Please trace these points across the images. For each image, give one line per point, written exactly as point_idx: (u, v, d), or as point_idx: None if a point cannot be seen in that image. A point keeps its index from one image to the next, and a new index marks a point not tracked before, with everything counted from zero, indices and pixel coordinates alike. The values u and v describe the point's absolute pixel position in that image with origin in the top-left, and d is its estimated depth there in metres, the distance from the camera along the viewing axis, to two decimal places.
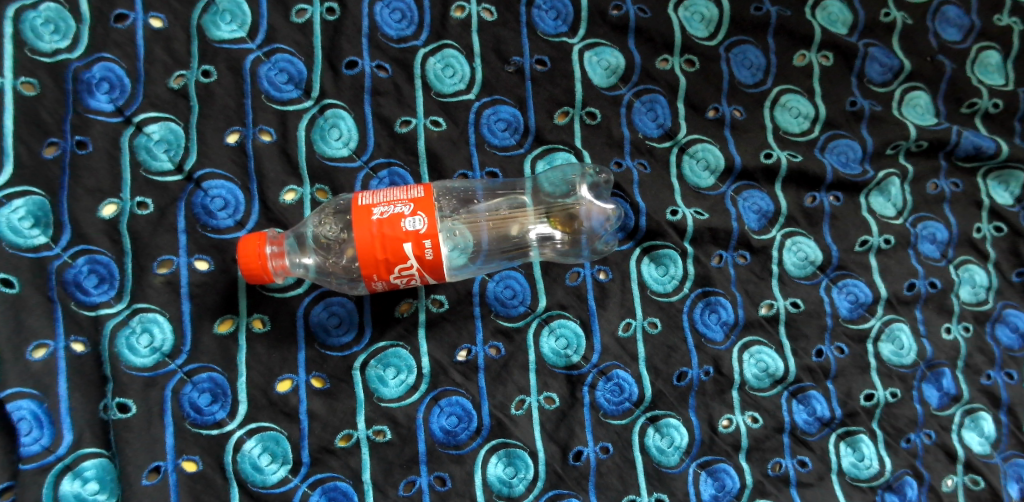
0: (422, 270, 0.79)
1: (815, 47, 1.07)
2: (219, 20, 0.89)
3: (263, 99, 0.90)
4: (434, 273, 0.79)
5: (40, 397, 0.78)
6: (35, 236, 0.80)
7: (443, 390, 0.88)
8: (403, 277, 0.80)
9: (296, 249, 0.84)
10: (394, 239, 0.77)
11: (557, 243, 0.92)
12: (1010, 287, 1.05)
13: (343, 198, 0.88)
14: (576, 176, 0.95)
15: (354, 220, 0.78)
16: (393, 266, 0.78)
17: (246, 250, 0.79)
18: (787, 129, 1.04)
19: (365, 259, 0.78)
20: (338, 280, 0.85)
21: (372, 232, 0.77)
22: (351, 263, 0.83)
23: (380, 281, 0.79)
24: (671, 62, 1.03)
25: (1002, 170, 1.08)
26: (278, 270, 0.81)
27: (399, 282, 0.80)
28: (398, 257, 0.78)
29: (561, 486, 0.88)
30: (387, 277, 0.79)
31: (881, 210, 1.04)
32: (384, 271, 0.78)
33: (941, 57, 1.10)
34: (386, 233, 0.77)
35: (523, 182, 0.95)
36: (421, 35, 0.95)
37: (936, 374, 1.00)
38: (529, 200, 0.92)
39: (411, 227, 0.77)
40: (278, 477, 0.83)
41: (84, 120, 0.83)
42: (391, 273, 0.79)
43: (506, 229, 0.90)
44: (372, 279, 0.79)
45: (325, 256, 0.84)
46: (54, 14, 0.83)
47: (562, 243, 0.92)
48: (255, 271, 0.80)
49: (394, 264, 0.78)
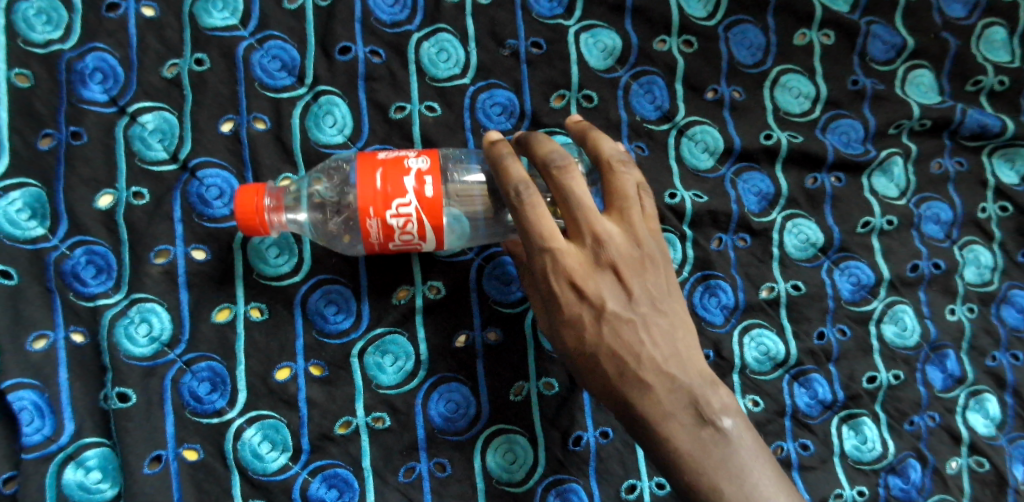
0: (422, 211, 0.75)
1: (816, 25, 1.05)
2: (211, 7, 0.89)
3: (256, 86, 0.89)
4: (435, 217, 0.76)
5: (41, 387, 0.79)
6: (33, 228, 0.81)
7: (441, 377, 0.88)
8: (401, 218, 0.75)
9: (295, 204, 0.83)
10: (396, 173, 0.76)
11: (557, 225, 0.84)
12: (1017, 267, 1.04)
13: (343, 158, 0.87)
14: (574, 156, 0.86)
15: (358, 159, 0.77)
16: (393, 199, 0.75)
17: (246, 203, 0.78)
18: (787, 110, 1.03)
19: (362, 191, 0.75)
20: (334, 238, 0.83)
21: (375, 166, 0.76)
22: (347, 216, 0.80)
23: (376, 220, 0.75)
24: (669, 43, 1.01)
25: (1007, 148, 1.07)
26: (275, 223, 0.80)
27: (396, 227, 0.76)
28: (399, 190, 0.75)
29: (562, 472, 0.88)
30: (384, 215, 0.75)
31: (883, 191, 1.03)
32: (381, 206, 0.75)
33: (945, 34, 1.08)
34: (390, 168, 0.76)
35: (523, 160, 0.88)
36: (415, 19, 0.94)
37: (940, 356, 0.99)
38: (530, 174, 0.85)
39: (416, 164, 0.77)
40: (278, 464, 0.84)
41: (79, 111, 0.84)
42: (389, 209, 0.75)
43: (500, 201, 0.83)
44: (367, 216, 0.75)
45: (322, 215, 0.82)
46: (46, 4, 0.84)
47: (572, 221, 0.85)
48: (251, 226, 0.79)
49: (394, 199, 0.75)
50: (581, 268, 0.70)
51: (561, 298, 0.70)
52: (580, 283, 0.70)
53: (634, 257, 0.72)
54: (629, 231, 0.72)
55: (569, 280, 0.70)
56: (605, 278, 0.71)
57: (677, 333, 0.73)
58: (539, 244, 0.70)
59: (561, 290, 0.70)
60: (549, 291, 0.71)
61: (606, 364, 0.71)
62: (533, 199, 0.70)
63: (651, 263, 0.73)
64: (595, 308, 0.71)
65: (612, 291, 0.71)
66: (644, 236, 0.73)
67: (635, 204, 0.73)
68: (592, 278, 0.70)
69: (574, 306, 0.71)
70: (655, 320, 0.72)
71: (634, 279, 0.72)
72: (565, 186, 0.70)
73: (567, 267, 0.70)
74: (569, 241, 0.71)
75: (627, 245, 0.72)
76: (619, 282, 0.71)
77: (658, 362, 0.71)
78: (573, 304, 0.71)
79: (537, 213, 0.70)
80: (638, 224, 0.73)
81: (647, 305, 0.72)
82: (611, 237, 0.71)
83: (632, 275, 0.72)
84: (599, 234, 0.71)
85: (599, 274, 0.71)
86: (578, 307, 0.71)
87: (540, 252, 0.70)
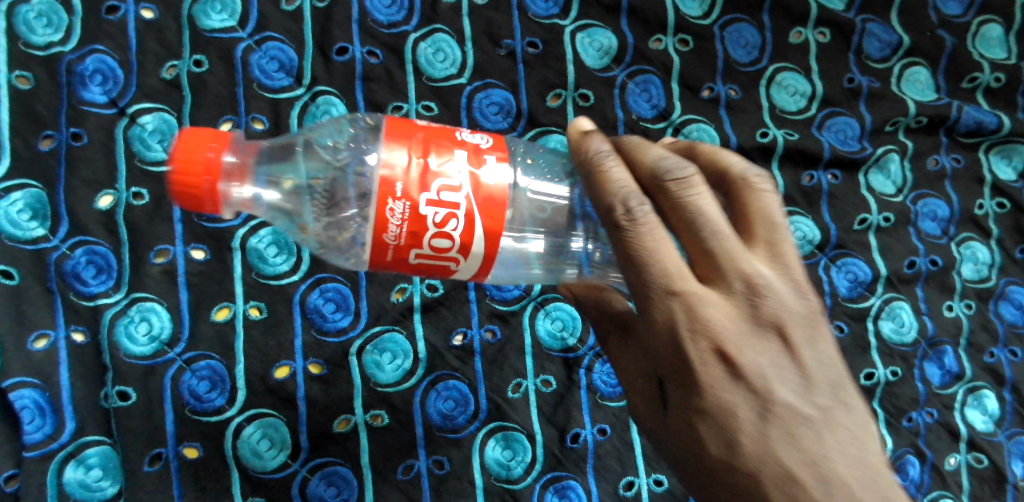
0: (471, 203, 0.59)
1: (811, 24, 1.06)
2: (209, 9, 0.90)
3: (254, 87, 0.89)
4: (489, 216, 0.59)
5: (42, 386, 0.79)
6: (33, 228, 0.82)
7: (439, 375, 0.89)
8: (439, 209, 0.59)
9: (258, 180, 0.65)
10: (443, 144, 0.61)
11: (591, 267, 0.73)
12: (1014, 264, 1.04)
13: (328, 132, 0.71)
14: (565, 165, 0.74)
15: (391, 122, 0.61)
16: (436, 183, 0.59)
17: (185, 151, 0.61)
18: (783, 108, 1.03)
19: (393, 164, 0.59)
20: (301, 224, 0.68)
21: (412, 137, 0.60)
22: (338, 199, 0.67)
23: (399, 203, 0.58)
24: (665, 42, 1.02)
25: (1004, 144, 1.07)
26: (224, 196, 0.62)
27: (427, 216, 0.59)
28: (444, 172, 0.60)
29: (560, 469, 0.89)
30: (414, 199, 0.58)
31: (880, 188, 1.03)
32: (416, 190, 0.59)
33: (941, 32, 1.09)
34: (431, 141, 0.61)
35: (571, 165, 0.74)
36: (411, 20, 0.95)
37: (938, 353, 0.99)
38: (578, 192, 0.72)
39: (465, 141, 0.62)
40: (277, 462, 0.84)
41: (79, 112, 0.84)
42: (425, 194, 0.59)
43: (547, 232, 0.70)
44: (389, 198, 0.58)
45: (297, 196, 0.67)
46: (46, 7, 0.85)
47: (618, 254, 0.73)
48: (184, 187, 0.61)
49: (437, 181, 0.59)
50: (726, 329, 0.57)
51: (700, 369, 0.57)
52: (729, 351, 0.57)
53: (798, 317, 0.58)
54: (784, 276, 0.59)
55: (715, 344, 0.57)
56: (761, 343, 0.57)
57: (864, 433, 0.58)
58: (664, 286, 0.57)
59: (700, 352, 0.57)
60: (677, 349, 0.58)
61: (758, 469, 0.56)
62: (649, 220, 0.57)
63: (821, 328, 0.59)
64: (757, 397, 0.57)
65: (770, 360, 0.58)
66: (806, 283, 0.60)
67: (786, 239, 0.60)
68: (744, 341, 0.57)
69: (725, 390, 0.57)
70: (837, 411, 0.58)
71: (804, 345, 0.58)
72: (694, 211, 0.57)
73: (710, 322, 0.57)
74: (707, 286, 0.58)
75: (785, 293, 0.58)
76: (785, 349, 0.58)
77: (850, 486, 0.56)
78: (718, 382, 0.57)
79: (660, 247, 0.57)
80: (796, 263, 0.60)
81: (826, 395, 0.58)
82: (765, 283, 0.58)
83: (799, 339, 0.58)
84: (748, 276, 0.57)
85: (752, 336, 0.57)
86: (729, 390, 0.57)
87: (665, 296, 0.57)
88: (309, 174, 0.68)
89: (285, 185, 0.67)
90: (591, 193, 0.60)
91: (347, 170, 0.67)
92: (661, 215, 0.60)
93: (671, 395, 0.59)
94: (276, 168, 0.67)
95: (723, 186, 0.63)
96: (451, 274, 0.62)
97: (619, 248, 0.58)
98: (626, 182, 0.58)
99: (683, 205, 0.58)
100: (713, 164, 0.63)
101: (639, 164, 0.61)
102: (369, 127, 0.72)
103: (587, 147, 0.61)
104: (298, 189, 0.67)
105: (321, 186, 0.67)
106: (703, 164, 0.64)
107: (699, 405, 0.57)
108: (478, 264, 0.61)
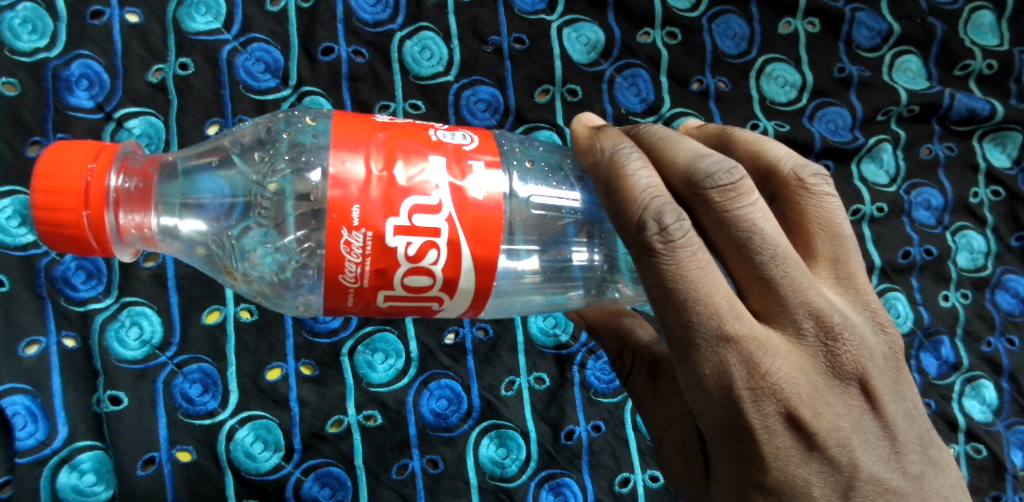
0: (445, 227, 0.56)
1: (800, 14, 1.05)
2: (194, 12, 0.89)
3: (240, 89, 0.89)
4: (478, 241, 0.56)
5: (34, 392, 0.80)
6: (23, 235, 0.82)
7: (431, 374, 0.88)
8: (417, 241, 0.56)
9: (166, 207, 0.61)
10: (409, 156, 0.57)
11: (594, 285, 0.69)
12: (1010, 252, 1.04)
13: (252, 135, 0.65)
14: (563, 173, 0.69)
15: (340, 128, 0.57)
16: (403, 202, 0.56)
17: (47, 184, 0.56)
18: (774, 99, 1.03)
19: (359, 184, 0.55)
20: (221, 249, 0.62)
21: (370, 143, 0.57)
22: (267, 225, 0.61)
23: (366, 233, 0.55)
24: (653, 35, 1.01)
25: (997, 131, 1.07)
26: (113, 235, 0.59)
27: (396, 248, 0.56)
28: (411, 186, 0.56)
29: (555, 466, 0.89)
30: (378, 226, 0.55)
31: (873, 178, 1.03)
32: (379, 215, 0.55)
33: (931, 19, 1.08)
34: (389, 147, 0.57)
35: (574, 165, 0.70)
36: (397, 19, 0.94)
37: (934, 343, 0.98)
38: (582, 198, 0.67)
39: (442, 142, 0.59)
40: (271, 464, 0.84)
41: (65, 118, 0.84)
42: (397, 225, 0.55)
43: (545, 243, 0.66)
44: (344, 227, 0.55)
45: (221, 222, 0.61)
46: (31, 14, 0.85)
47: (621, 265, 0.69)
48: (59, 233, 0.57)
49: (404, 201, 0.56)
50: (797, 379, 0.54)
51: (763, 437, 0.54)
52: (803, 415, 0.54)
53: (879, 361, 0.57)
54: (855, 311, 0.58)
55: (785, 407, 0.54)
56: (842, 398, 0.55)
57: (957, 495, 0.58)
58: (721, 330, 0.52)
59: (772, 405, 0.54)
60: (738, 403, 0.53)
61: None
62: (687, 247, 0.52)
63: (898, 370, 0.58)
64: (846, 473, 0.55)
65: (850, 420, 0.56)
66: (882, 316, 0.59)
67: (852, 260, 0.59)
68: (820, 401, 0.55)
69: (798, 465, 0.55)
70: (929, 476, 0.57)
71: (889, 399, 0.57)
72: (747, 229, 0.54)
73: (778, 374, 0.53)
74: (770, 328, 0.55)
75: (862, 329, 0.57)
76: (868, 406, 0.56)
77: None
78: (791, 456, 0.54)
79: (720, 288, 0.53)
80: (868, 292, 0.59)
81: (917, 453, 0.57)
82: (838, 322, 0.55)
83: (884, 392, 0.57)
84: (821, 319, 0.55)
85: (830, 392, 0.55)
86: (802, 464, 0.55)
87: (721, 340, 0.53)
88: (229, 190, 0.62)
89: (204, 209, 0.62)
90: (613, 203, 0.56)
91: (270, 185, 0.61)
92: (702, 232, 0.57)
93: (719, 466, 0.56)
94: (186, 188, 0.62)
95: (778, 198, 0.61)
96: (434, 313, 0.60)
97: (656, 278, 0.53)
98: (653, 186, 0.55)
99: (732, 220, 0.54)
100: (766, 177, 0.61)
101: (670, 169, 0.57)
102: (303, 119, 0.64)
103: (602, 144, 0.57)
104: (218, 210, 0.62)
105: (248, 204, 0.61)
106: (744, 157, 0.62)
107: (760, 481, 0.55)
108: (467, 301, 0.59)
